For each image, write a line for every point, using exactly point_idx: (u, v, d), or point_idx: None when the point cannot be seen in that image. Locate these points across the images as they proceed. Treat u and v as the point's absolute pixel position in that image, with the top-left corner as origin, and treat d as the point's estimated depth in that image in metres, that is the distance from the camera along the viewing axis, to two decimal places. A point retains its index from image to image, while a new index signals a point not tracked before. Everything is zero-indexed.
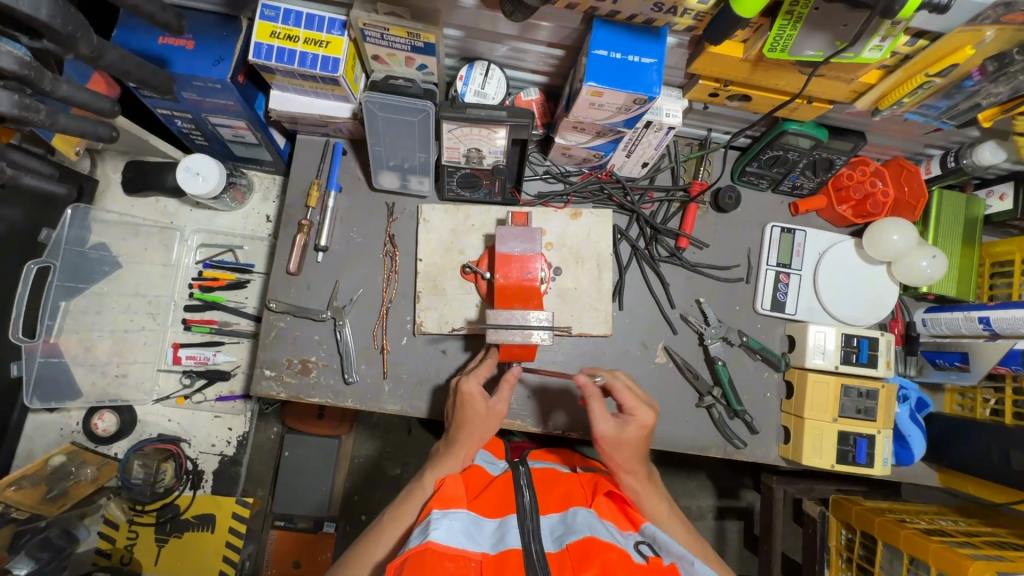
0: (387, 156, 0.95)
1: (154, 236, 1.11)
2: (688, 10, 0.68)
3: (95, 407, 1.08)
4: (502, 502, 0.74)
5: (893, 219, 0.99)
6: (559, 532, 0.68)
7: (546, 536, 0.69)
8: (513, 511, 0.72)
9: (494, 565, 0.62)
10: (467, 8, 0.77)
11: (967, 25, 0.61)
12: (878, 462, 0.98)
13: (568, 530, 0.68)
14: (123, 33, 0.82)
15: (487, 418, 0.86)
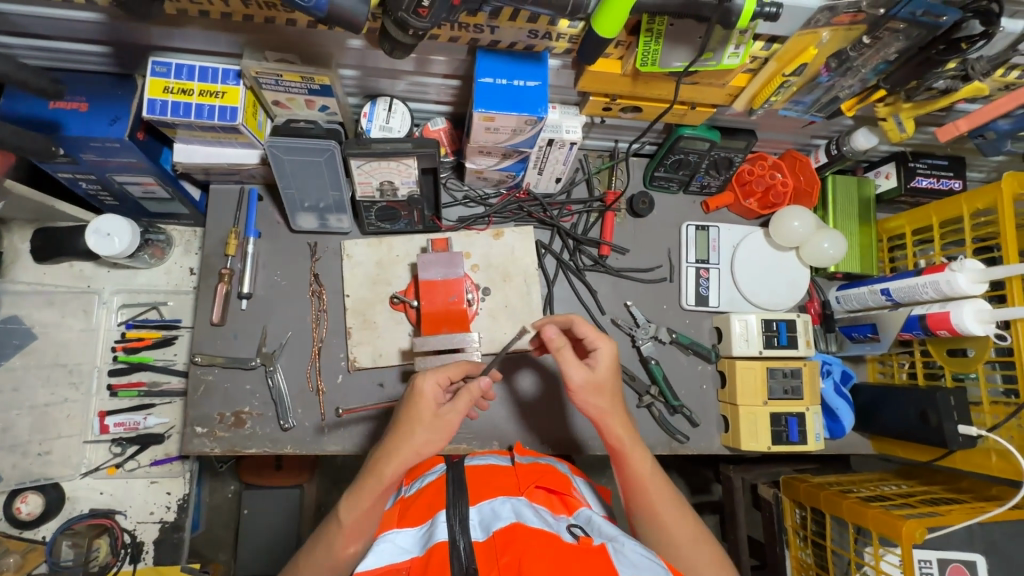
0: (301, 197, 0.96)
1: (71, 303, 1.06)
2: (560, 34, 0.73)
3: (16, 490, 1.01)
4: (431, 504, 0.70)
5: (792, 207, 1.06)
6: (487, 518, 0.64)
7: (473, 524, 0.64)
8: (441, 508, 0.68)
9: (419, 567, 0.60)
10: (356, 49, 0.79)
11: (804, 28, 0.68)
12: (811, 438, 1.03)
13: (494, 516, 0.64)
14: (9, 101, 0.81)
15: (435, 423, 0.70)
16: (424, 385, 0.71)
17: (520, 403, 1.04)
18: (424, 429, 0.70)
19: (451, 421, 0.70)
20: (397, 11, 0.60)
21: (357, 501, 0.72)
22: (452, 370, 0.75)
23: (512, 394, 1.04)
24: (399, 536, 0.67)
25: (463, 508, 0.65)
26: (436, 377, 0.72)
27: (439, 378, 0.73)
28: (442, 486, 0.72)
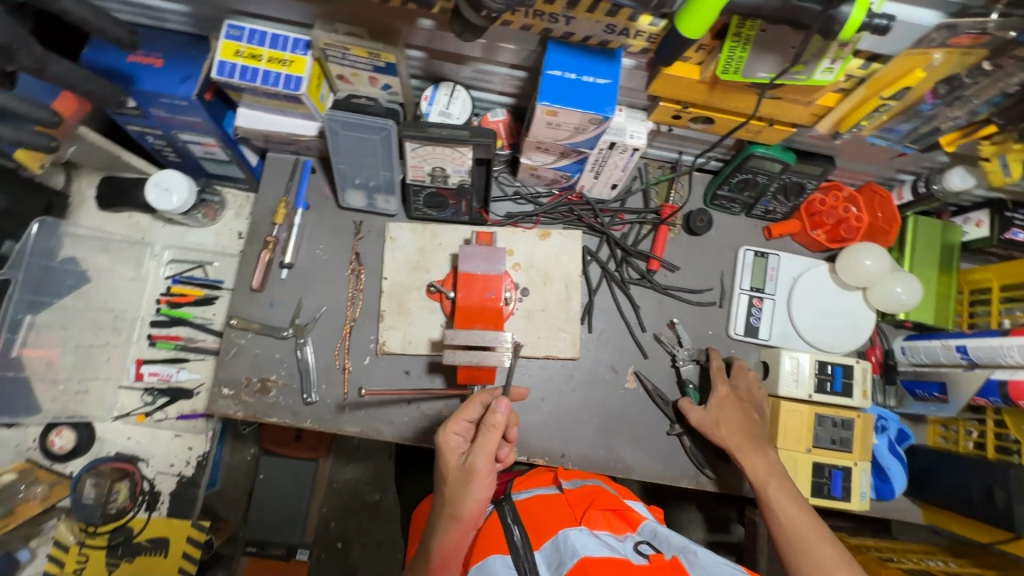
0: (352, 175, 0.95)
1: (125, 251, 1.11)
2: (639, 32, 0.68)
3: (53, 423, 1.06)
4: (488, 541, 0.67)
5: (864, 245, 0.98)
6: (556, 561, 0.62)
7: (544, 570, 0.62)
8: (502, 550, 0.64)
9: None
10: (425, 28, 0.78)
11: (913, 48, 0.61)
12: (856, 496, 0.94)
13: (561, 558, 0.62)
14: (92, 51, 0.83)
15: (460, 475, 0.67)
16: (445, 436, 0.71)
17: (545, 412, 1.00)
18: (453, 484, 0.67)
19: (475, 467, 0.66)
20: None
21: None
22: (471, 411, 0.71)
23: (537, 401, 1.00)
24: None
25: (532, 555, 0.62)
26: (455, 421, 0.71)
27: (459, 426, 0.71)
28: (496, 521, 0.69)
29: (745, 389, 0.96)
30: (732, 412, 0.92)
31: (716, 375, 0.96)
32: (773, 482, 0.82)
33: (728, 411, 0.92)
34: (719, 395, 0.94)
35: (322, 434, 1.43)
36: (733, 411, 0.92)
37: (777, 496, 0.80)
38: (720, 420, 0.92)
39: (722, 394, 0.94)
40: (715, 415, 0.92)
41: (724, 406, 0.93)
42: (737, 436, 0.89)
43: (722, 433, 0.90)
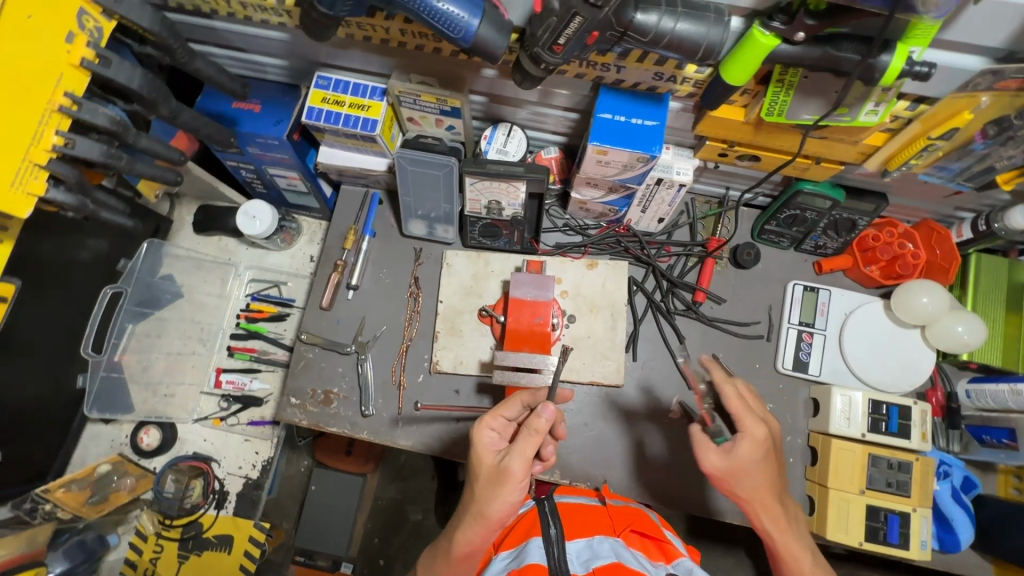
0: (416, 206, 1.05)
1: (215, 270, 1.24)
2: (686, 79, 0.73)
3: (143, 422, 1.17)
4: (527, 530, 0.74)
5: (920, 282, 0.97)
6: (587, 556, 0.68)
7: (572, 559, 0.68)
8: (537, 535, 0.71)
9: None
10: (489, 77, 0.86)
11: (959, 91, 0.63)
12: (914, 544, 0.90)
13: (594, 556, 0.68)
14: (205, 99, 0.97)
15: (495, 477, 0.66)
16: (480, 432, 0.71)
17: (588, 437, 1.02)
18: (485, 484, 0.66)
19: (509, 469, 0.65)
20: (533, 46, 0.64)
21: (434, 560, 0.73)
22: (510, 408, 0.75)
23: (581, 426, 1.03)
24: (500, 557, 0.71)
25: (563, 543, 0.68)
26: (490, 423, 0.73)
27: (495, 423, 0.73)
28: (537, 516, 0.76)
29: (771, 427, 0.77)
30: (766, 461, 0.72)
31: (745, 411, 0.72)
32: (784, 530, 0.75)
33: (755, 464, 0.71)
34: (753, 439, 0.71)
35: (371, 445, 1.52)
36: (762, 463, 0.72)
37: (783, 541, 0.75)
38: (753, 471, 0.71)
39: (754, 439, 0.71)
40: (744, 465, 0.71)
41: (763, 456, 0.71)
42: (761, 486, 0.72)
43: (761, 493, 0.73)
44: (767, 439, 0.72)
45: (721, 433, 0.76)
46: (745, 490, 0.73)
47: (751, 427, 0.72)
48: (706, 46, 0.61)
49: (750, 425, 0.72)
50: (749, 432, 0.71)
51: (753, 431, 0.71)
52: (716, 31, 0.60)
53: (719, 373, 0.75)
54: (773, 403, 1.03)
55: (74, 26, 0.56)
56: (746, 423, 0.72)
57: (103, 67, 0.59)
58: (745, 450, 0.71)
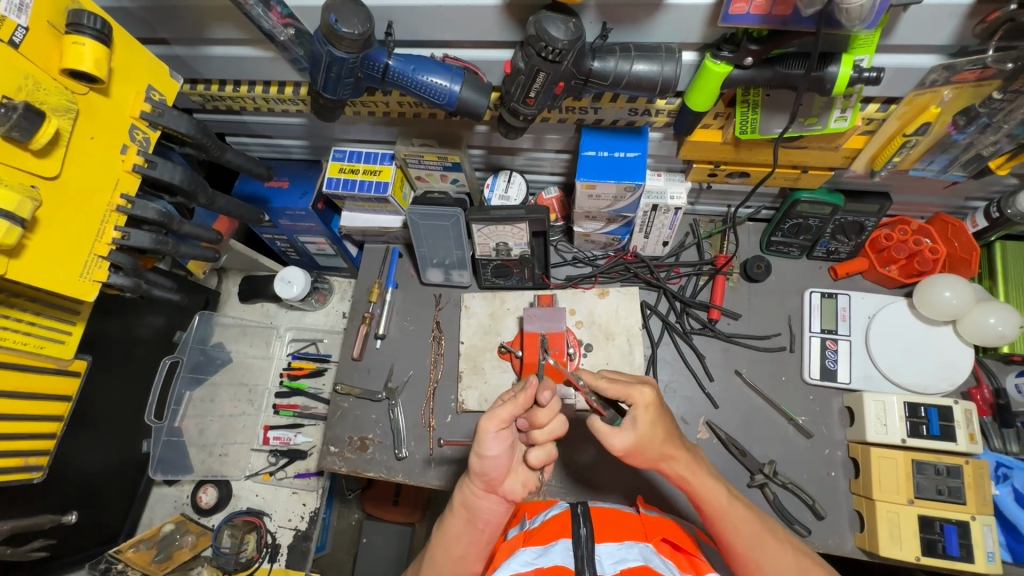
0: (431, 255, 1.12)
1: (258, 335, 1.34)
2: (659, 111, 0.79)
3: (201, 482, 1.25)
4: (557, 529, 0.75)
5: (940, 276, 0.94)
6: (615, 556, 0.68)
7: (602, 559, 0.68)
8: (567, 536, 0.72)
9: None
10: (483, 132, 0.95)
11: (919, 89, 0.66)
12: (980, 557, 0.85)
13: (624, 558, 0.68)
14: (241, 183, 1.10)
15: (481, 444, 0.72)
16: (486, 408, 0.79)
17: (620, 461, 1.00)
18: (473, 447, 0.73)
19: (483, 430, 0.70)
20: (509, 102, 0.70)
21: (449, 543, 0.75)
22: (511, 386, 0.79)
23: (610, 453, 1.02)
24: (528, 551, 0.71)
25: (593, 545, 0.69)
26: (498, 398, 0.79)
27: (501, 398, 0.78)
28: (568, 519, 0.76)
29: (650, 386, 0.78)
30: (668, 421, 0.71)
31: (626, 386, 0.71)
32: (705, 481, 0.73)
33: (660, 422, 0.70)
34: (645, 404, 0.70)
35: (418, 494, 1.54)
36: (664, 423, 0.71)
37: (707, 491, 0.73)
38: (655, 439, 0.69)
39: (645, 410, 0.70)
40: (648, 436, 0.69)
41: (659, 418, 0.70)
42: (667, 444, 0.71)
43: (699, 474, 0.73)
44: (658, 399, 0.71)
45: (616, 416, 0.73)
46: (654, 454, 0.71)
47: (639, 395, 0.71)
48: (663, 81, 0.66)
49: (636, 394, 0.71)
50: (639, 401, 0.70)
51: (641, 399, 0.70)
52: (669, 67, 0.65)
53: (589, 375, 0.74)
54: (806, 415, 1.00)
55: (127, 139, 0.68)
56: (633, 394, 0.71)
57: (150, 169, 0.70)
58: (644, 420, 0.69)
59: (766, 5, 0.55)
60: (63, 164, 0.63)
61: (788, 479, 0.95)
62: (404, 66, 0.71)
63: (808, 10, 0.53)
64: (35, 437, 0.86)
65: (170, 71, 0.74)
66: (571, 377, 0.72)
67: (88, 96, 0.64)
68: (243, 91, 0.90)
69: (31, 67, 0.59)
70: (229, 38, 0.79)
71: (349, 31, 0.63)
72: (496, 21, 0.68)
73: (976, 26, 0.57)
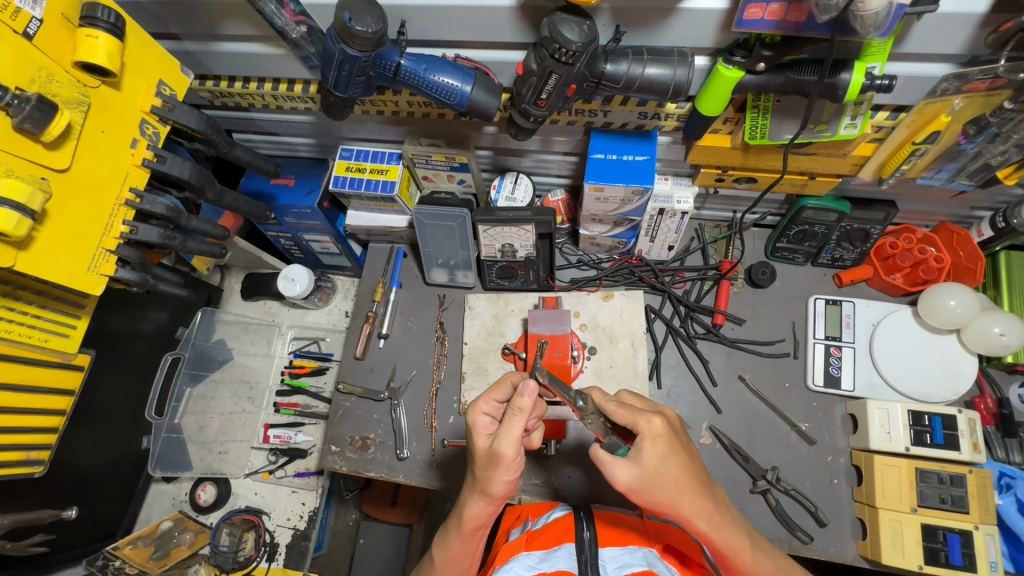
0: (436, 256, 1.12)
1: (261, 332, 1.33)
2: (669, 114, 0.79)
3: (200, 479, 1.24)
4: (561, 533, 0.74)
5: (945, 285, 0.94)
6: (618, 561, 0.68)
7: (606, 564, 0.68)
8: (570, 540, 0.72)
9: None
10: (491, 133, 0.95)
11: (929, 98, 0.67)
12: (981, 566, 0.85)
13: (627, 563, 0.67)
14: (247, 179, 1.09)
15: (488, 460, 0.68)
16: (474, 416, 0.73)
17: None
18: (482, 465, 0.69)
19: (501, 452, 0.66)
20: (520, 103, 0.70)
21: (447, 541, 0.76)
22: (501, 391, 0.75)
23: None
24: (530, 554, 0.70)
25: (596, 549, 0.69)
26: (486, 410, 0.73)
27: (487, 406, 0.73)
28: (571, 523, 0.76)
29: (665, 415, 0.74)
30: (680, 457, 0.67)
31: (634, 415, 0.69)
32: (719, 525, 0.68)
33: (672, 457, 0.66)
34: (652, 437, 0.67)
35: (416, 495, 1.53)
36: (674, 460, 0.66)
37: (719, 535, 0.68)
38: (664, 475, 0.65)
39: (656, 440, 0.67)
40: (655, 470, 0.66)
41: (670, 452, 0.66)
42: (681, 484, 0.66)
43: (716, 517, 0.68)
44: (668, 432, 0.68)
45: (618, 444, 0.69)
46: (665, 497, 0.66)
47: (647, 425, 0.67)
48: (675, 84, 0.67)
49: (643, 424, 0.68)
50: (646, 432, 0.67)
51: (649, 430, 0.67)
52: (681, 71, 0.66)
53: (599, 398, 0.75)
54: (809, 422, 1.00)
55: (136, 133, 0.68)
56: (640, 424, 0.68)
57: (159, 164, 0.70)
58: (652, 453, 0.66)
59: (780, 11, 0.56)
60: (74, 157, 0.62)
61: (791, 485, 0.95)
62: (416, 65, 0.71)
63: (823, 17, 0.53)
64: (37, 430, 0.86)
65: (181, 66, 0.74)
66: (578, 396, 0.72)
67: (100, 89, 0.64)
68: (252, 87, 0.90)
69: (44, 59, 0.59)
70: (240, 34, 0.79)
71: (363, 29, 0.63)
72: (509, 22, 0.68)
73: (989, 36, 0.57)
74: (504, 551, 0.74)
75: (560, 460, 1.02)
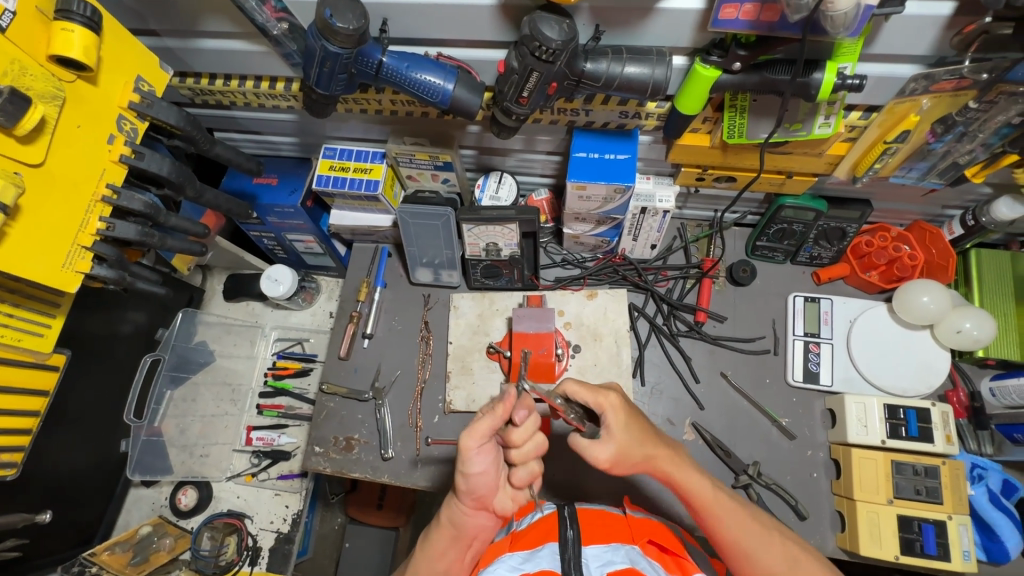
0: (420, 255, 1.12)
1: (244, 334, 1.32)
2: (649, 114, 0.80)
3: (181, 482, 1.22)
4: (545, 533, 0.74)
5: (919, 281, 0.96)
6: (601, 558, 0.68)
7: (588, 563, 0.68)
8: (554, 540, 0.72)
9: None
10: (475, 132, 0.95)
11: (899, 98, 0.69)
12: (955, 555, 0.87)
13: (611, 560, 0.68)
14: (229, 178, 1.08)
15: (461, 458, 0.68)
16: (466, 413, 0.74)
17: None
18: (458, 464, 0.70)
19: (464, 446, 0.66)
20: (502, 101, 0.71)
21: (432, 544, 0.75)
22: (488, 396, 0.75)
23: None
24: (513, 555, 0.70)
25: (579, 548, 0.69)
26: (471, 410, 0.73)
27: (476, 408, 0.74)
28: (556, 522, 0.76)
29: (615, 389, 0.79)
30: (639, 421, 0.74)
31: (595, 392, 0.73)
32: (680, 465, 0.77)
33: (633, 420, 0.73)
34: (614, 409, 0.72)
35: (402, 497, 1.52)
36: (636, 423, 0.74)
37: (684, 476, 0.77)
38: (633, 437, 0.72)
39: (618, 410, 0.73)
40: (626, 438, 0.72)
41: (631, 418, 0.73)
42: (645, 440, 0.74)
43: (675, 462, 0.77)
44: (625, 401, 0.74)
45: (593, 428, 0.74)
46: (637, 456, 0.73)
47: (607, 400, 0.73)
48: (654, 84, 0.68)
49: (604, 399, 0.73)
50: (608, 406, 0.72)
51: (610, 404, 0.73)
52: (660, 70, 0.67)
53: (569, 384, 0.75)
54: (789, 417, 1.02)
55: (114, 129, 0.67)
56: (601, 400, 0.73)
57: (137, 160, 0.69)
58: (618, 424, 0.72)
59: (754, 11, 0.57)
60: (49, 153, 0.62)
61: (772, 480, 0.97)
62: (398, 63, 0.72)
63: (794, 17, 0.55)
64: (10, 432, 0.84)
65: (161, 63, 0.74)
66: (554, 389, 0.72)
67: (76, 84, 0.63)
68: (234, 85, 0.90)
69: (17, 52, 0.58)
70: (221, 31, 0.79)
71: (344, 26, 0.63)
72: (491, 21, 0.69)
73: (953, 37, 0.59)
74: (487, 552, 0.74)
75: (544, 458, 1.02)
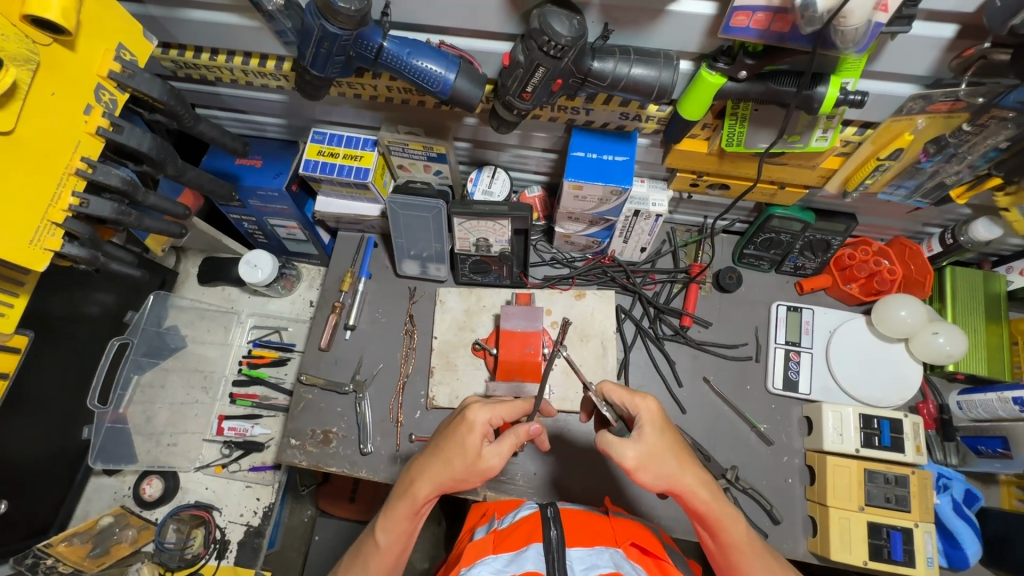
0: (408, 247, 1.10)
1: (217, 319, 1.27)
2: (649, 117, 0.80)
3: (145, 472, 1.16)
4: (529, 534, 0.73)
5: (898, 295, 0.99)
6: (586, 561, 0.68)
7: (573, 566, 0.67)
8: (538, 541, 0.71)
9: None
10: (470, 124, 0.93)
11: (896, 115, 0.70)
12: (921, 562, 0.90)
13: (595, 563, 0.67)
14: (210, 157, 1.04)
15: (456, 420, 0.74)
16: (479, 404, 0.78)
17: (592, 461, 1.00)
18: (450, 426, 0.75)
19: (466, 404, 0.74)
20: (504, 95, 0.69)
21: (394, 520, 0.74)
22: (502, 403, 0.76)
23: (581, 454, 1.01)
24: (496, 559, 0.69)
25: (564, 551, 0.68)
26: (494, 412, 0.71)
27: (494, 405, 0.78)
28: (541, 524, 0.75)
29: None
30: (677, 438, 0.70)
31: (633, 396, 0.72)
32: (715, 498, 0.70)
33: (670, 436, 0.69)
34: (650, 416, 0.69)
35: (376, 492, 1.47)
36: (672, 439, 0.69)
37: (718, 511, 0.70)
38: (665, 452, 0.68)
39: (653, 416, 0.69)
40: (655, 451, 0.67)
41: (668, 432, 0.69)
42: (679, 459, 0.68)
43: (712, 494, 0.70)
44: (665, 414, 0.70)
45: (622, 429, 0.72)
46: (665, 474, 0.67)
47: (645, 406, 0.70)
48: (660, 87, 0.67)
49: (642, 405, 0.70)
50: (645, 411, 0.70)
51: (648, 410, 0.70)
52: (666, 73, 0.66)
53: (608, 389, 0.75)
54: (767, 423, 1.04)
55: (91, 99, 0.63)
56: (639, 404, 0.71)
57: (116, 134, 0.65)
58: (652, 432, 0.68)
59: (765, 21, 0.57)
60: (19, 120, 0.57)
61: (749, 484, 0.99)
62: (399, 48, 0.69)
63: (807, 29, 0.54)
64: None
65: (145, 32, 0.70)
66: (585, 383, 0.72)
67: (51, 47, 0.59)
68: (221, 60, 0.86)
69: None
70: (209, 2, 0.75)
71: (345, 6, 0.60)
72: (498, 12, 0.67)
73: (953, 61, 0.61)
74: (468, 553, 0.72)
75: (528, 458, 1.01)
